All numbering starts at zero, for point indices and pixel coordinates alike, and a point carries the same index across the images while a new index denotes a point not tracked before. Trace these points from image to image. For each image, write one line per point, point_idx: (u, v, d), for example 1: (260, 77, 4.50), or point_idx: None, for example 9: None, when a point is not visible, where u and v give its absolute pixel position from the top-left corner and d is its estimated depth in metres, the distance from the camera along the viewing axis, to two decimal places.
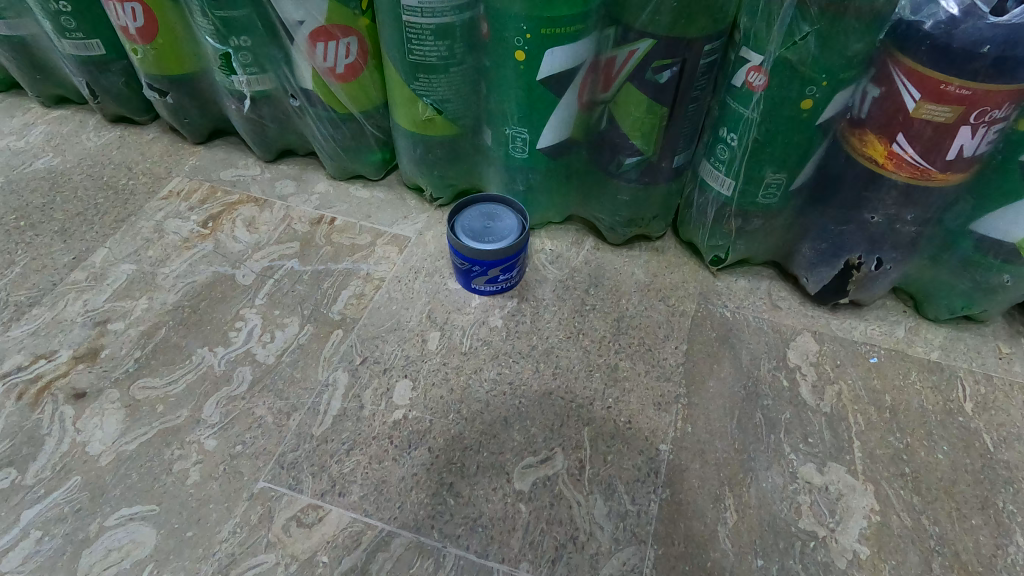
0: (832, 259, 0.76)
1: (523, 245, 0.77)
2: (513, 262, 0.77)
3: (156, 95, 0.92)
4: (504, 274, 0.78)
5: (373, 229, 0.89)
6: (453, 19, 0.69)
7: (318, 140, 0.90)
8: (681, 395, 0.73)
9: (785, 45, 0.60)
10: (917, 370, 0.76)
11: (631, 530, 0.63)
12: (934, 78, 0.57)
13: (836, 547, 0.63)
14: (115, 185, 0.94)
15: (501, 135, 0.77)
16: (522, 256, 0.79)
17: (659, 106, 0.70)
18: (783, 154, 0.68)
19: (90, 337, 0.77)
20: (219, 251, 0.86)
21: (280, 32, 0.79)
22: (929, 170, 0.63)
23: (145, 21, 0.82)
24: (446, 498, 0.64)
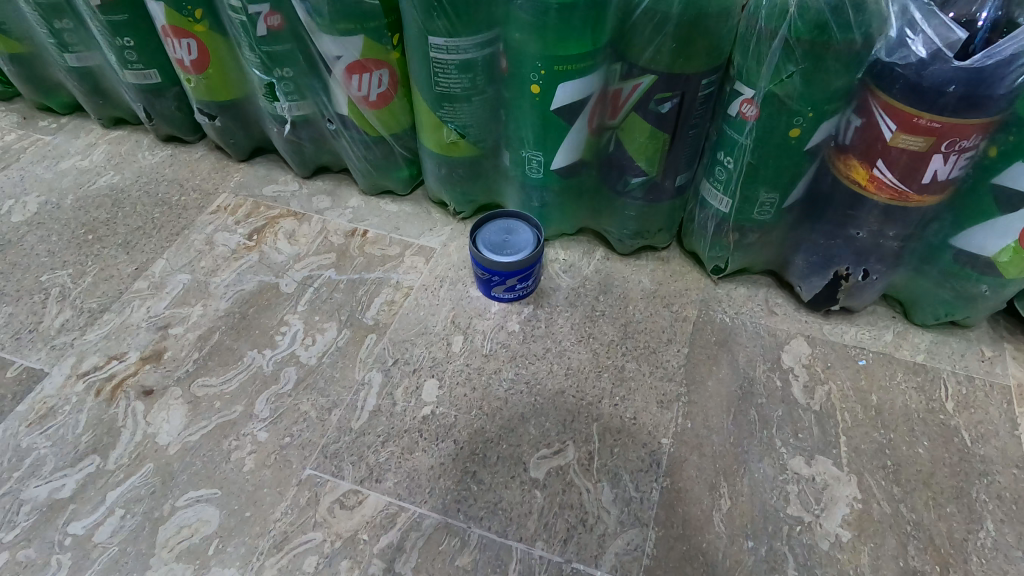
0: (823, 269, 0.83)
1: (538, 257, 0.85)
2: (528, 273, 0.85)
3: (205, 118, 1.01)
4: (520, 284, 0.86)
5: (402, 241, 0.97)
6: (475, 55, 0.77)
7: (352, 159, 0.99)
8: (682, 393, 0.80)
9: (773, 81, 0.66)
10: (902, 371, 0.83)
11: (634, 514, 0.71)
12: (907, 112, 0.63)
13: (820, 530, 0.70)
14: (169, 201, 1.04)
15: (518, 157, 0.85)
16: (537, 267, 0.87)
17: (662, 133, 0.77)
18: (775, 177, 0.75)
19: (154, 340, 0.86)
20: (264, 262, 0.95)
21: (319, 64, 0.87)
22: (907, 192, 0.70)
23: (198, 54, 0.91)
24: (470, 485, 0.73)
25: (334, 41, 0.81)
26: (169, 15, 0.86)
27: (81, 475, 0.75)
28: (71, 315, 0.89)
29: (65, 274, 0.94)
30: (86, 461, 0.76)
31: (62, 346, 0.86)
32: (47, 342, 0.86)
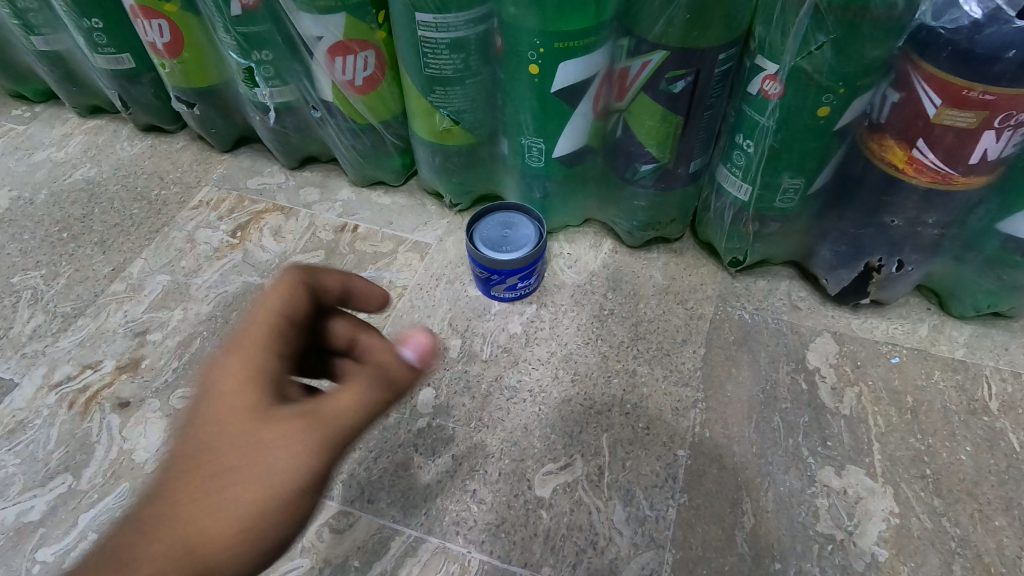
0: (852, 261, 0.76)
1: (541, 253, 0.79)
2: (532, 269, 0.79)
3: (183, 107, 0.93)
4: (523, 282, 0.80)
5: (395, 236, 0.91)
6: (467, 33, 0.70)
7: (340, 149, 0.92)
8: (699, 399, 0.74)
9: (801, 54, 0.59)
10: (939, 369, 0.76)
11: (649, 535, 0.65)
12: (956, 84, 0.55)
13: (854, 549, 0.64)
14: (148, 195, 0.97)
15: (517, 144, 0.78)
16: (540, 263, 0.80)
17: (674, 115, 0.70)
18: (801, 161, 0.67)
19: (131, 347, 0.81)
20: (248, 261, 0.89)
21: (300, 46, 0.80)
22: (951, 174, 0.62)
23: (171, 37, 0.83)
24: (470, 505, 0.67)
25: (312, 19, 0.73)
26: None
27: (51, 496, 0.70)
28: (42, 321, 0.83)
29: (38, 276, 0.88)
30: (57, 480, 0.71)
31: (33, 354, 0.80)
32: (17, 350, 0.81)
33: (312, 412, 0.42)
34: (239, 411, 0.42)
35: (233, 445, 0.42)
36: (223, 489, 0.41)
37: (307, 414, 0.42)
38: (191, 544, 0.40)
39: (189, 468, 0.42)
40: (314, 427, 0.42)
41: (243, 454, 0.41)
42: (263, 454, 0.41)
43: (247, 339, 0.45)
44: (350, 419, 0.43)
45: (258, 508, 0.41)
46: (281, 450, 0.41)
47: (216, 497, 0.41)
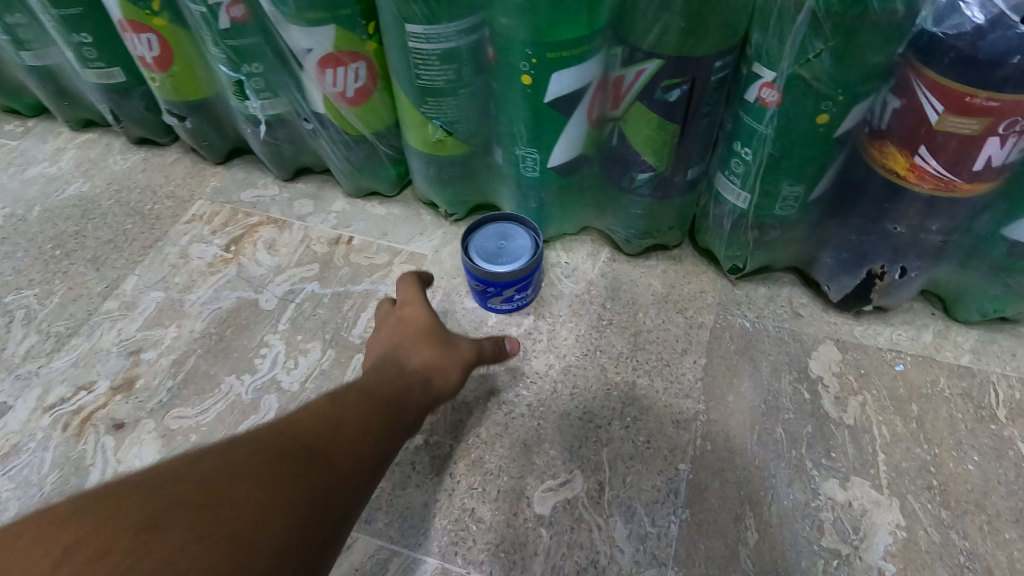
0: (854, 267, 0.74)
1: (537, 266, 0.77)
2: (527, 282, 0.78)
3: (175, 120, 0.92)
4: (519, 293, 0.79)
5: (390, 248, 0.90)
6: (459, 43, 0.68)
7: (333, 161, 0.90)
8: (700, 411, 0.73)
9: (799, 62, 0.57)
10: (945, 376, 0.74)
11: (651, 553, 0.64)
12: (958, 91, 0.53)
13: (860, 565, 0.63)
14: (141, 210, 0.96)
15: (511, 155, 0.77)
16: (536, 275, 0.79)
17: (671, 123, 0.68)
18: (801, 169, 0.65)
19: (125, 367, 0.80)
20: (242, 276, 0.88)
21: (289, 59, 0.78)
22: (954, 181, 0.60)
23: (160, 50, 0.81)
24: (469, 524, 0.66)
25: (302, 32, 0.72)
26: (123, 8, 0.76)
27: None
28: (36, 341, 0.83)
29: (31, 295, 0.87)
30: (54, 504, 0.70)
31: (27, 375, 0.80)
32: (11, 372, 0.80)
33: (445, 372, 0.66)
34: (389, 399, 0.59)
35: (383, 405, 0.58)
36: (367, 435, 0.54)
37: (442, 368, 0.66)
38: (341, 468, 0.49)
39: (334, 424, 0.52)
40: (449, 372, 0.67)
41: (383, 416, 0.57)
42: (400, 408, 0.59)
43: (397, 318, 0.72)
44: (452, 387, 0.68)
45: (378, 454, 0.54)
46: (439, 377, 0.66)
47: (369, 431, 0.54)
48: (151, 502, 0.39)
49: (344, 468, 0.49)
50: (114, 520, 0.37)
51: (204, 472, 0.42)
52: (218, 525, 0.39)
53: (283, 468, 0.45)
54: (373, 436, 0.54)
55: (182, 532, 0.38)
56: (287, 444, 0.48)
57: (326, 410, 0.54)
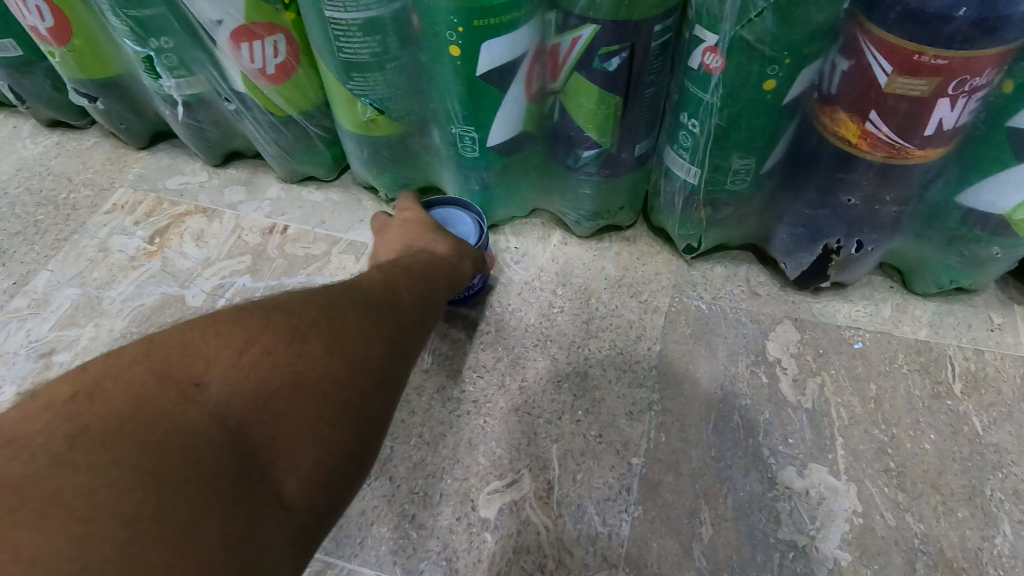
0: (810, 243, 0.70)
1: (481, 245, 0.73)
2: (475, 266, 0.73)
3: (85, 100, 0.84)
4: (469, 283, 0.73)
5: (328, 237, 0.84)
6: (380, 12, 0.62)
7: (262, 145, 0.84)
8: (654, 401, 0.69)
9: (740, 22, 0.51)
10: (903, 352, 0.71)
11: (601, 554, 0.61)
12: (906, 49, 0.49)
13: (816, 555, 0.60)
14: (54, 199, 0.88)
15: (448, 134, 0.72)
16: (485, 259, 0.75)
17: (612, 95, 0.63)
18: (749, 140, 0.61)
19: (34, 370, 0.74)
20: (167, 270, 0.82)
21: (201, 32, 0.71)
22: (905, 148, 0.56)
23: (55, 20, 0.73)
24: (409, 531, 0.62)
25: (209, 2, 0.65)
26: None
27: None
28: None
29: None
30: None
31: None
32: None
33: (470, 257, 0.69)
34: (432, 271, 0.62)
35: (431, 278, 0.61)
36: (423, 302, 0.57)
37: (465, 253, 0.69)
38: (409, 321, 0.53)
39: (391, 290, 0.55)
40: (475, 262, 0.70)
41: (433, 284, 0.61)
42: (445, 281, 0.63)
43: (400, 223, 0.74)
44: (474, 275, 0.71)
45: (433, 317, 0.58)
46: (468, 261, 0.69)
47: (427, 297, 0.58)
48: (275, 327, 0.44)
49: (410, 327, 0.53)
50: (255, 339, 0.42)
51: (313, 306, 0.47)
52: (333, 345, 0.45)
53: (366, 314, 0.49)
54: (423, 295, 0.58)
55: (320, 345, 0.44)
56: (364, 299, 0.51)
57: (383, 279, 0.57)
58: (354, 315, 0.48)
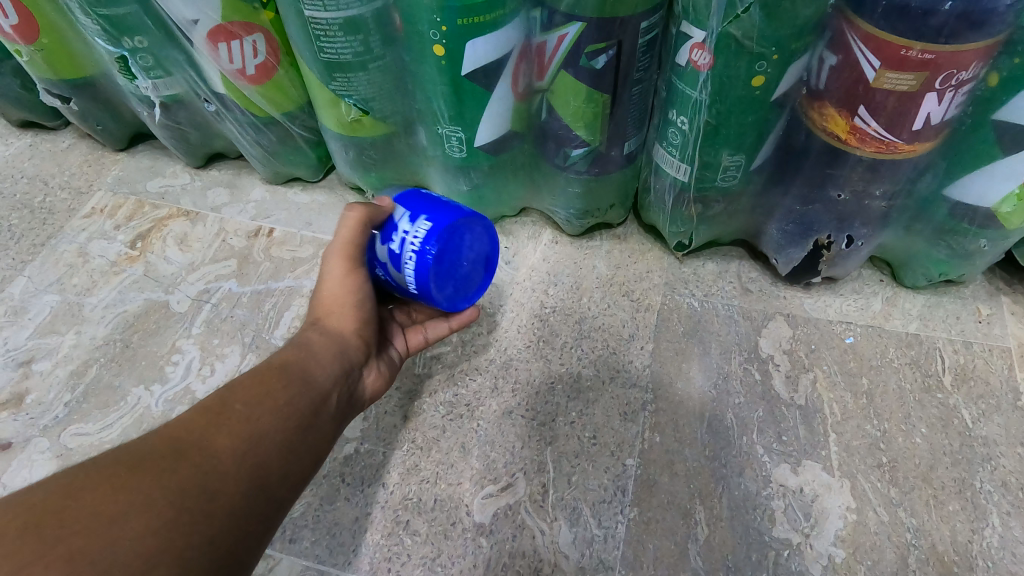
0: (800, 239, 0.69)
1: (401, 198, 0.61)
2: (393, 220, 0.59)
3: (57, 101, 0.82)
4: (398, 244, 0.58)
5: (315, 240, 0.83)
6: (361, 10, 0.60)
7: (244, 147, 0.82)
8: (648, 401, 0.69)
9: (727, 18, 0.51)
10: (894, 346, 0.71)
11: (597, 557, 0.60)
12: (893, 44, 0.48)
13: (810, 553, 0.60)
14: (30, 203, 0.86)
15: (434, 134, 0.70)
16: (409, 210, 0.59)
17: (600, 93, 0.62)
18: (738, 137, 0.60)
19: (14, 380, 0.72)
20: (149, 275, 0.80)
21: (176, 32, 0.69)
22: (895, 143, 0.55)
23: (19, 17, 0.71)
24: (403, 538, 0.62)
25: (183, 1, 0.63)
26: None
27: None
28: None
29: None
30: None
31: None
32: None
33: (351, 293, 0.59)
34: (286, 363, 0.54)
35: (292, 377, 0.53)
36: (269, 418, 0.49)
37: (345, 292, 0.59)
38: (239, 459, 0.45)
39: (218, 418, 0.47)
40: (358, 289, 0.60)
41: (296, 383, 0.52)
42: (318, 367, 0.55)
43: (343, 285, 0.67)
44: (370, 301, 0.61)
45: (292, 430, 0.50)
46: (351, 310, 0.59)
47: (279, 408, 0.50)
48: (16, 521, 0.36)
49: (236, 469, 0.45)
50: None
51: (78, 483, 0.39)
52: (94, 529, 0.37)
53: (157, 478, 0.41)
54: (269, 405, 0.50)
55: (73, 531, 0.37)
56: (169, 453, 0.43)
57: (212, 401, 0.48)
58: (140, 484, 0.40)
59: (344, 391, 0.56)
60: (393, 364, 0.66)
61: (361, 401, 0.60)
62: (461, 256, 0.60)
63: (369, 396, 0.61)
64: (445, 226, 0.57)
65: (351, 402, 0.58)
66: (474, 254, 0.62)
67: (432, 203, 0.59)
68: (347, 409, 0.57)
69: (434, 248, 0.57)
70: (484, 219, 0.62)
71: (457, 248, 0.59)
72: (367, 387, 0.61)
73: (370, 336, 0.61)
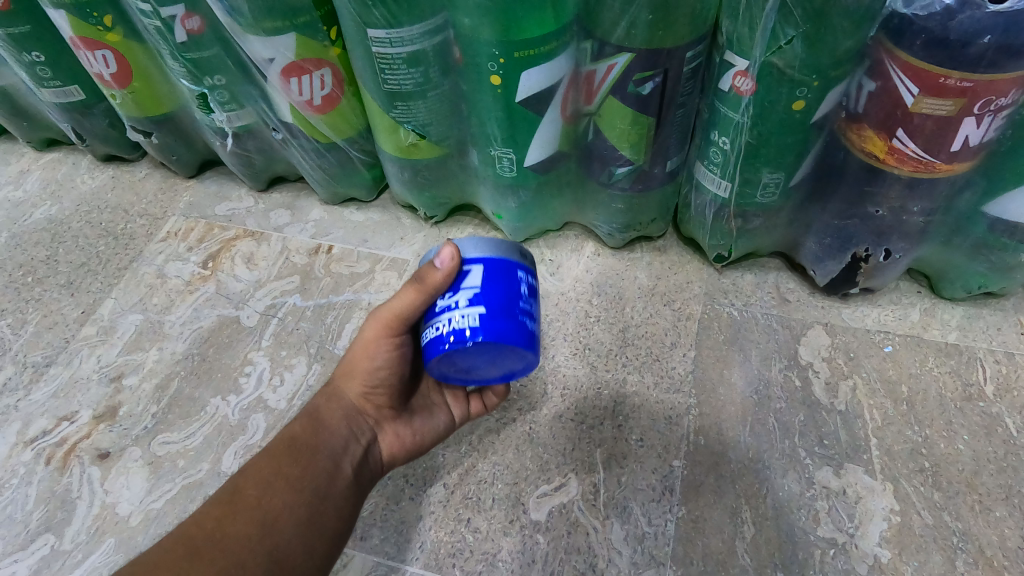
0: (838, 252, 0.73)
1: (485, 263, 0.54)
2: (460, 281, 0.54)
3: (140, 136, 0.90)
4: (442, 307, 0.54)
5: (371, 255, 0.88)
6: (424, 46, 0.66)
7: (307, 170, 0.88)
8: (692, 405, 0.72)
9: (771, 49, 0.55)
10: (933, 355, 0.74)
11: (649, 553, 0.64)
12: (932, 72, 0.52)
13: (856, 552, 0.63)
14: (113, 229, 0.94)
15: (487, 156, 0.75)
16: (476, 289, 0.53)
17: (646, 116, 0.67)
18: (779, 156, 0.64)
19: (107, 394, 0.79)
20: (221, 293, 0.86)
21: (251, 69, 0.76)
22: (933, 163, 0.59)
23: (118, 67, 0.79)
24: (465, 535, 0.66)
25: (262, 42, 0.69)
26: (73, 25, 0.74)
27: (34, 559, 0.69)
28: (14, 373, 0.81)
29: (4, 325, 0.85)
30: (39, 541, 0.70)
31: (6, 410, 0.78)
32: None
33: (369, 358, 0.60)
34: (295, 436, 0.58)
35: (302, 451, 0.57)
36: (281, 495, 0.53)
37: (362, 357, 0.61)
38: (256, 542, 0.50)
39: (231, 504, 0.52)
40: (377, 355, 0.61)
41: (304, 457, 0.57)
42: (325, 436, 0.59)
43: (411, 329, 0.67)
44: (391, 366, 0.61)
45: (306, 503, 0.54)
46: (361, 377, 0.61)
47: (290, 484, 0.54)
48: None
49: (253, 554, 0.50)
50: None
51: None
52: None
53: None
54: (282, 485, 0.54)
55: None
56: (191, 548, 0.48)
57: (229, 485, 0.53)
58: None
59: (355, 457, 0.60)
60: (425, 428, 0.66)
61: (378, 465, 0.63)
62: (481, 360, 0.55)
63: (387, 460, 0.64)
64: (479, 340, 0.51)
65: (367, 465, 0.61)
66: (498, 365, 0.56)
67: (498, 306, 0.52)
68: (362, 475, 0.60)
69: (454, 348, 0.52)
70: (533, 353, 0.54)
71: (480, 355, 0.54)
72: (385, 449, 0.63)
73: (382, 400, 0.63)
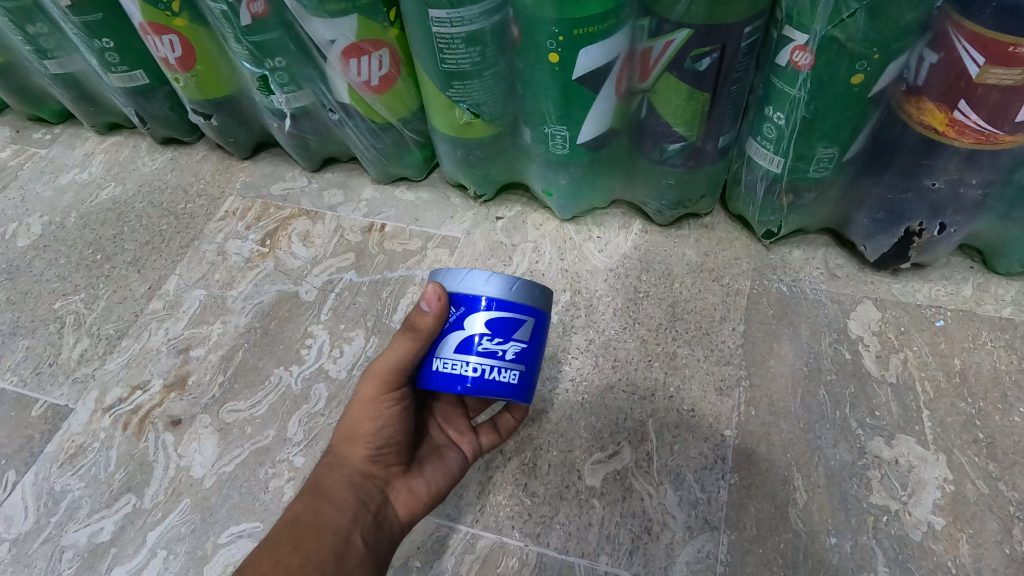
0: (891, 226, 0.73)
1: (534, 317, 0.58)
2: (510, 332, 0.57)
3: (200, 118, 0.93)
4: (489, 349, 0.56)
5: (422, 233, 0.91)
6: (482, 25, 0.68)
7: (360, 150, 0.90)
8: (742, 377, 0.73)
9: (832, 22, 0.56)
10: (987, 330, 0.74)
11: (702, 517, 0.66)
12: (1001, 41, 0.52)
13: (909, 520, 0.64)
14: (175, 210, 0.98)
15: (540, 133, 0.77)
16: (524, 346, 0.58)
17: (701, 92, 0.68)
18: (835, 131, 0.65)
19: (176, 364, 0.83)
20: (280, 269, 0.89)
21: (312, 51, 0.78)
22: (995, 134, 0.59)
23: (182, 51, 0.82)
24: (523, 498, 0.68)
25: (325, 24, 0.71)
26: (143, 11, 0.77)
27: (118, 516, 0.73)
28: (89, 345, 0.85)
29: (78, 300, 0.90)
30: (122, 501, 0.74)
31: (84, 378, 0.83)
32: (68, 376, 0.83)
33: (370, 418, 0.61)
34: (298, 518, 0.56)
35: (304, 534, 0.55)
36: None
37: (362, 417, 0.61)
38: None
39: None
40: (376, 413, 0.61)
41: (308, 539, 0.55)
42: (330, 511, 0.57)
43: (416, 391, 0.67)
44: (393, 421, 0.62)
45: None
46: (364, 440, 0.61)
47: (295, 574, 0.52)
48: None
49: None
50: None
51: None
52: None
53: None
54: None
55: None
56: None
57: None
58: None
59: (366, 526, 0.58)
60: (438, 475, 0.65)
61: (396, 527, 0.61)
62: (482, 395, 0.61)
63: (405, 519, 0.62)
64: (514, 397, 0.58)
65: (382, 531, 0.59)
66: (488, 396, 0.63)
67: (535, 361, 0.59)
68: (378, 542, 0.58)
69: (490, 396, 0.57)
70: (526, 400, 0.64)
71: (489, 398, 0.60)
72: (400, 508, 0.62)
73: (389, 458, 0.62)
